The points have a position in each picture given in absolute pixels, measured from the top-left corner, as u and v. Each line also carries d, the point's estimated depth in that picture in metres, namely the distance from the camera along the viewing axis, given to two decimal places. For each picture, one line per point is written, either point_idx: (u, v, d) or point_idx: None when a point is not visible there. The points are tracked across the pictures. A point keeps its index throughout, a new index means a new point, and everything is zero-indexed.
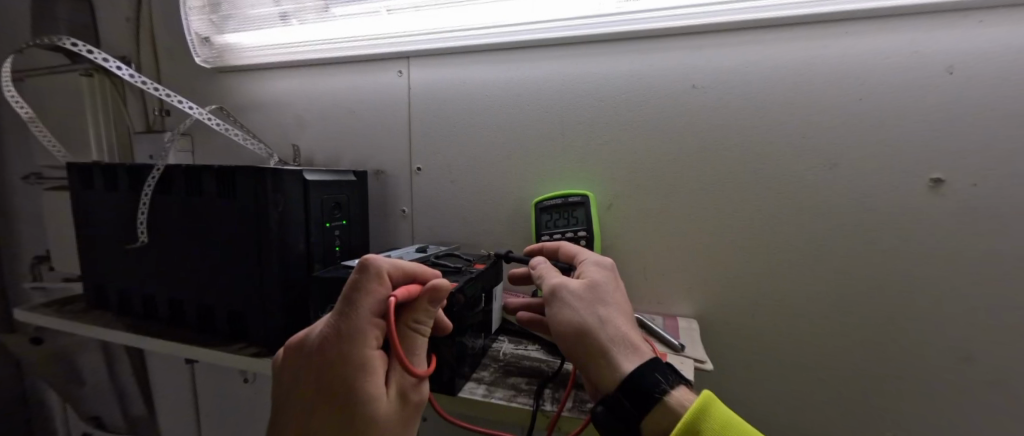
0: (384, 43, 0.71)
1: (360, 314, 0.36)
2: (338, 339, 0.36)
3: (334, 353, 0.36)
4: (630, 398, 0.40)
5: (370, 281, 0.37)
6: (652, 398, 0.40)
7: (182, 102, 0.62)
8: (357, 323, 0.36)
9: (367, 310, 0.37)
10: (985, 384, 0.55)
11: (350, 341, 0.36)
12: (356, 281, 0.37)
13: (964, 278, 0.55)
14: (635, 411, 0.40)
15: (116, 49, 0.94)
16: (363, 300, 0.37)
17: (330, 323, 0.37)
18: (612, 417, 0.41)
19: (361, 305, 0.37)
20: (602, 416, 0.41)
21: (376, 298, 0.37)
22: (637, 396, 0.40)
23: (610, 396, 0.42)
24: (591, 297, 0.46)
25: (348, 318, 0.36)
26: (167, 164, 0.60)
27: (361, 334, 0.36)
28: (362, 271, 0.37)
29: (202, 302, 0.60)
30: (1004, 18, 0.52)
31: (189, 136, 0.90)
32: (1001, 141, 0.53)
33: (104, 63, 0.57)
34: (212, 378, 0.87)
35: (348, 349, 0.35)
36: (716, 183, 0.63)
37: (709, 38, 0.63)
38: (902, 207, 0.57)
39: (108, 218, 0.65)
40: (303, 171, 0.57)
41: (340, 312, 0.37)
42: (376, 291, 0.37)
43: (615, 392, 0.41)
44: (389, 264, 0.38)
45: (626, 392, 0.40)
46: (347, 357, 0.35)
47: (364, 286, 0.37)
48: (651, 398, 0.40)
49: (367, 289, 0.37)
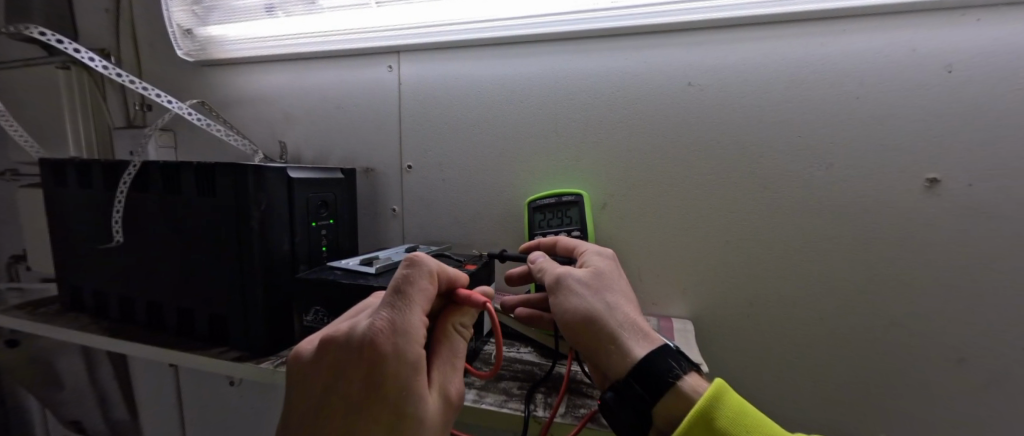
0: (374, 37, 0.69)
1: (413, 310, 0.35)
2: (389, 334, 0.33)
3: (385, 349, 0.33)
4: (642, 382, 0.39)
5: (421, 278, 0.36)
6: (664, 383, 0.39)
7: (161, 96, 0.59)
8: (410, 318, 0.34)
9: (420, 307, 0.35)
10: (982, 385, 0.55)
11: (403, 337, 0.33)
12: (407, 276, 0.36)
13: (959, 278, 0.55)
14: (646, 394, 0.39)
15: (94, 42, 0.91)
16: (416, 296, 0.35)
17: (379, 318, 0.34)
18: (621, 403, 0.40)
19: (414, 300, 0.35)
20: (612, 402, 0.40)
21: (427, 296, 0.36)
22: (648, 380, 0.39)
23: (620, 381, 0.40)
24: (598, 284, 0.45)
25: (400, 313, 0.34)
26: (144, 160, 0.57)
27: (414, 332, 0.34)
28: (413, 265, 0.36)
29: (181, 304, 0.57)
30: (1000, 18, 0.52)
31: (171, 132, 0.87)
32: (996, 141, 0.53)
33: (76, 54, 0.53)
34: (196, 382, 0.84)
35: (400, 345, 0.33)
36: (712, 182, 0.62)
37: (704, 35, 0.62)
38: (899, 207, 0.56)
39: (82, 216, 0.62)
40: (287, 169, 0.55)
41: (390, 307, 0.34)
42: (426, 288, 0.36)
43: (627, 378, 0.40)
44: (437, 264, 0.37)
45: (638, 376, 0.40)
46: (400, 353, 0.33)
47: (414, 281, 0.36)
48: (662, 382, 0.39)
49: (417, 285, 0.36)
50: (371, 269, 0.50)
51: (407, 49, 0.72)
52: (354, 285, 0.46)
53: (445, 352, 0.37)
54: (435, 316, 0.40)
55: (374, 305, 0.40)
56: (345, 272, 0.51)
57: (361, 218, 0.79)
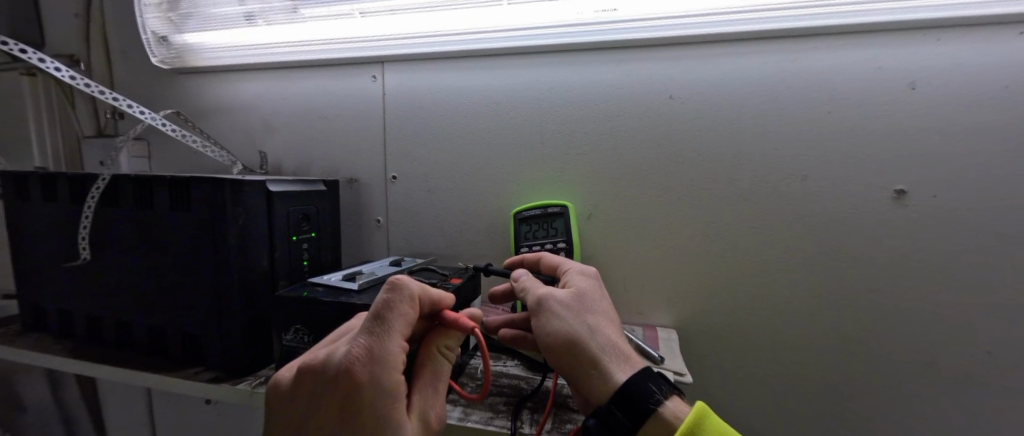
0: (357, 47, 0.68)
1: (392, 336, 0.34)
2: (366, 363, 0.32)
3: (362, 378, 0.32)
4: (623, 408, 0.40)
5: (402, 303, 0.35)
6: (645, 409, 0.40)
7: (133, 107, 0.57)
8: (388, 345, 0.33)
9: (400, 333, 0.34)
10: (948, 389, 0.57)
11: (380, 365, 0.33)
12: (387, 301, 0.34)
13: (927, 286, 0.57)
14: (628, 421, 0.40)
15: (61, 47, 0.87)
16: (395, 322, 0.34)
17: (356, 346, 0.33)
18: (604, 430, 0.40)
19: (393, 326, 0.34)
20: (594, 428, 0.41)
21: (408, 321, 0.35)
22: (629, 407, 0.40)
23: (602, 406, 0.41)
24: (579, 306, 0.45)
25: (378, 339, 0.33)
26: (114, 173, 0.55)
27: (393, 359, 0.33)
28: (394, 290, 0.35)
29: (153, 323, 0.55)
30: (958, 37, 0.55)
31: (145, 141, 0.84)
32: (957, 154, 0.55)
33: (40, 63, 0.51)
34: (169, 401, 0.81)
35: (377, 373, 0.32)
36: (695, 194, 0.64)
37: (683, 50, 0.63)
38: (870, 218, 0.58)
39: (46, 231, 0.59)
40: (267, 182, 0.54)
41: (368, 333, 0.33)
42: (408, 314, 0.35)
43: (608, 403, 0.40)
44: (419, 287, 0.36)
45: (620, 402, 0.40)
46: (377, 381, 0.32)
47: (394, 306, 0.34)
48: (644, 407, 0.40)
49: (398, 311, 0.34)
50: (354, 285, 0.49)
51: (391, 57, 0.71)
52: (336, 303, 0.45)
53: (427, 376, 0.37)
54: (419, 337, 0.40)
55: (354, 327, 0.39)
56: (326, 289, 0.50)
57: (345, 229, 0.78)
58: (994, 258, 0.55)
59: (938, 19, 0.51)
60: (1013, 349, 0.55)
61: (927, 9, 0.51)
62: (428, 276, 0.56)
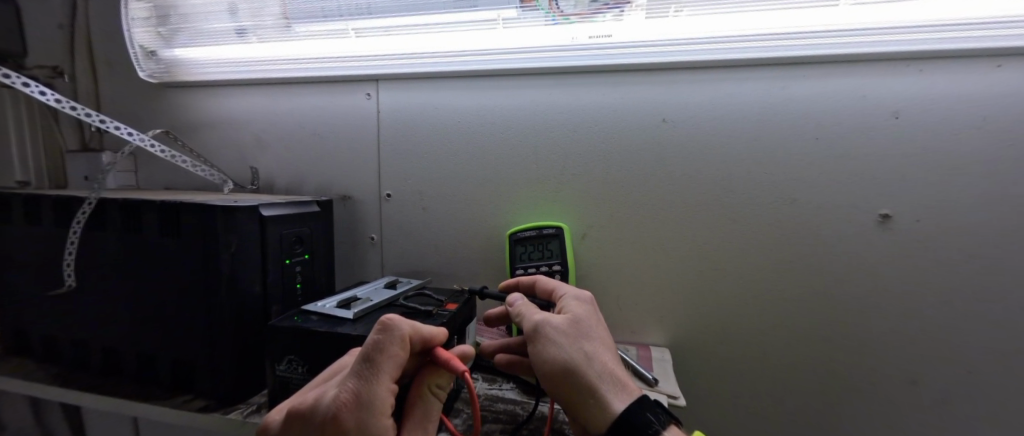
0: (351, 66, 0.68)
1: (380, 380, 0.33)
2: (353, 408, 0.32)
3: (348, 424, 0.32)
4: None
5: (392, 344, 0.34)
6: None
7: (120, 129, 0.56)
8: (375, 390, 0.33)
9: (388, 376, 0.34)
10: (932, 406, 0.59)
11: (368, 410, 0.32)
12: (377, 343, 0.34)
13: (909, 307, 0.59)
14: None
15: (44, 58, 0.85)
16: (384, 365, 0.33)
17: (344, 390, 0.33)
18: None
19: (381, 369, 0.33)
20: None
21: (397, 363, 0.34)
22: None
23: None
24: (575, 333, 0.45)
25: (366, 383, 0.33)
26: (102, 197, 0.54)
27: (379, 405, 0.33)
28: (384, 331, 0.34)
29: (139, 349, 0.54)
30: (939, 67, 0.56)
31: (134, 156, 0.83)
32: (938, 180, 0.57)
33: (24, 87, 0.49)
34: (154, 423, 0.79)
35: (365, 419, 0.32)
36: (686, 215, 0.65)
37: (675, 75, 0.64)
38: (856, 240, 0.60)
39: (27, 254, 0.58)
40: (260, 205, 0.53)
41: (357, 377, 0.33)
42: (398, 355, 0.34)
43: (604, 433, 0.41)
44: (410, 326, 0.35)
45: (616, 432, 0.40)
46: (364, 427, 0.32)
47: (384, 348, 0.34)
48: None
49: (387, 353, 0.34)
50: (348, 314, 0.49)
51: (385, 75, 0.71)
52: (331, 334, 0.45)
53: (417, 417, 0.37)
54: (412, 374, 0.39)
55: (345, 365, 0.38)
56: (321, 317, 0.49)
57: (338, 247, 0.77)
58: (972, 281, 0.57)
59: (920, 50, 0.53)
60: (993, 365, 0.57)
61: (908, 43, 0.53)
62: (423, 301, 0.55)
